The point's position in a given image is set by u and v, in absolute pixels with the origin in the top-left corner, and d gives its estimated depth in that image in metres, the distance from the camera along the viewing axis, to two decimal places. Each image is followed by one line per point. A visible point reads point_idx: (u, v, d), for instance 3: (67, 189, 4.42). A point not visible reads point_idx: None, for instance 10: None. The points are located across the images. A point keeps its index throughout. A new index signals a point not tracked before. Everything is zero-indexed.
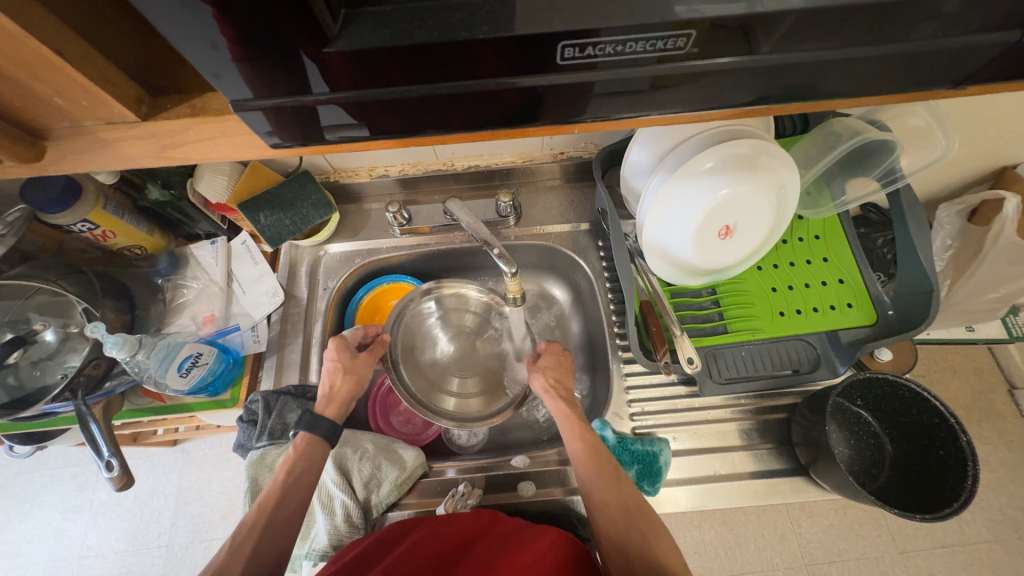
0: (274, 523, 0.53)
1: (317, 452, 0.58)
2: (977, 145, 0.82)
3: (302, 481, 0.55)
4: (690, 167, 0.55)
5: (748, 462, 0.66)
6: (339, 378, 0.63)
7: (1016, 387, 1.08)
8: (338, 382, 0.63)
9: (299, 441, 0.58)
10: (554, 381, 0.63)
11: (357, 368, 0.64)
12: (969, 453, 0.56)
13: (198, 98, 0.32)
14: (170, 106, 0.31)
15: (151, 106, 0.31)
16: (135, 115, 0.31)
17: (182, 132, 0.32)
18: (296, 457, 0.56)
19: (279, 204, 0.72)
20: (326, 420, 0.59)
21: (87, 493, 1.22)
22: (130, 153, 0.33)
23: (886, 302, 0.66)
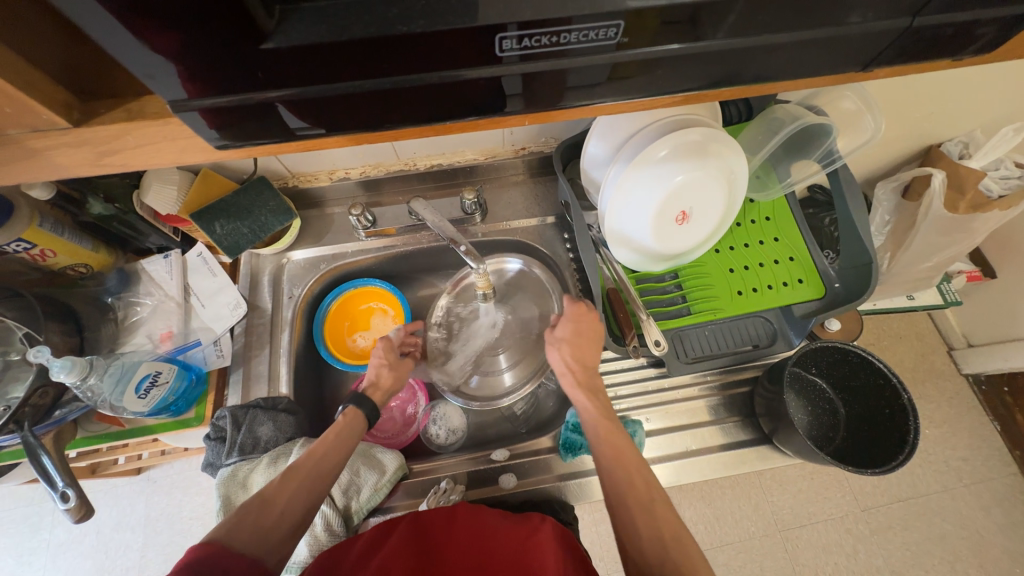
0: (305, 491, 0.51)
1: (357, 430, 0.59)
2: (905, 126, 0.89)
3: (340, 454, 0.56)
4: (645, 156, 0.57)
5: (717, 436, 0.69)
6: (385, 373, 0.66)
7: (954, 348, 1.17)
8: (386, 379, 0.66)
9: (345, 415, 0.59)
10: (571, 357, 0.62)
11: (400, 369, 0.68)
12: (911, 408, 0.60)
13: (134, 102, 0.30)
14: (105, 112, 0.30)
15: (83, 113, 0.30)
16: (66, 122, 0.29)
17: (119, 138, 0.31)
18: (340, 430, 0.57)
19: (234, 212, 0.69)
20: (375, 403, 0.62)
21: (44, 533, 1.14)
22: (63, 163, 0.31)
23: (832, 275, 0.70)
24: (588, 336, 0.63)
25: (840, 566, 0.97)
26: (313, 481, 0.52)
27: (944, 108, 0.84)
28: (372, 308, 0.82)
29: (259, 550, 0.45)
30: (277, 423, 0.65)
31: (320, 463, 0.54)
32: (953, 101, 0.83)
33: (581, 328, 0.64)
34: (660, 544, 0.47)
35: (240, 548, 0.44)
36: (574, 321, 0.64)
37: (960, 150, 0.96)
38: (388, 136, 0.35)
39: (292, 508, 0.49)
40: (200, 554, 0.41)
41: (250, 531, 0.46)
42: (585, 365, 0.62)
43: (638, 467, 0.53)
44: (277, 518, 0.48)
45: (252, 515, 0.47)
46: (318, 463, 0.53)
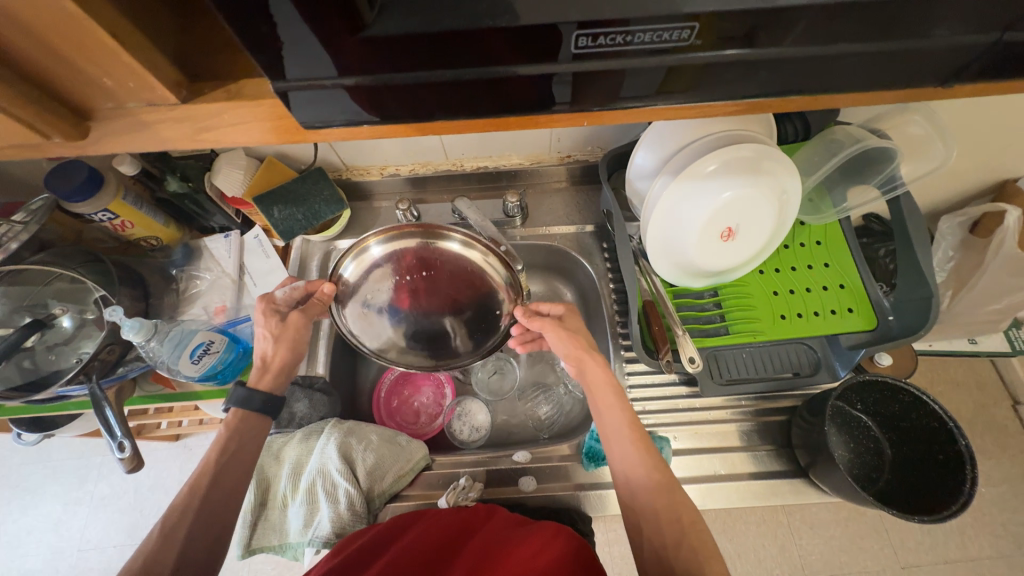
0: (211, 507, 0.52)
1: (247, 431, 0.57)
2: (978, 157, 0.84)
3: (237, 462, 0.55)
4: (694, 169, 0.56)
5: (748, 463, 0.66)
6: (273, 348, 0.61)
7: (1019, 401, 1.08)
8: (271, 353, 0.61)
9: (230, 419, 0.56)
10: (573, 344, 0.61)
11: (290, 329, 0.62)
12: (968, 456, 0.56)
13: (233, 84, 0.33)
14: (208, 92, 0.33)
15: (190, 91, 0.33)
16: (175, 98, 0.32)
17: (216, 116, 0.34)
18: (227, 438, 0.55)
19: (292, 198, 0.74)
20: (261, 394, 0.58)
21: (89, 485, 1.23)
22: (166, 136, 0.35)
23: (886, 307, 0.67)
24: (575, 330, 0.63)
25: None
26: (205, 511, 0.52)
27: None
28: None
29: None
30: (311, 401, 0.69)
31: (220, 476, 0.54)
32: None
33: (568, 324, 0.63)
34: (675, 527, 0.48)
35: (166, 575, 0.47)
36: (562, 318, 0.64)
37: None
38: (449, 130, 0.37)
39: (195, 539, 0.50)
40: None
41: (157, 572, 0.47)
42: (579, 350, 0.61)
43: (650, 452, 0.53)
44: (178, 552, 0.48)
45: (164, 543, 0.49)
46: (210, 489, 0.52)
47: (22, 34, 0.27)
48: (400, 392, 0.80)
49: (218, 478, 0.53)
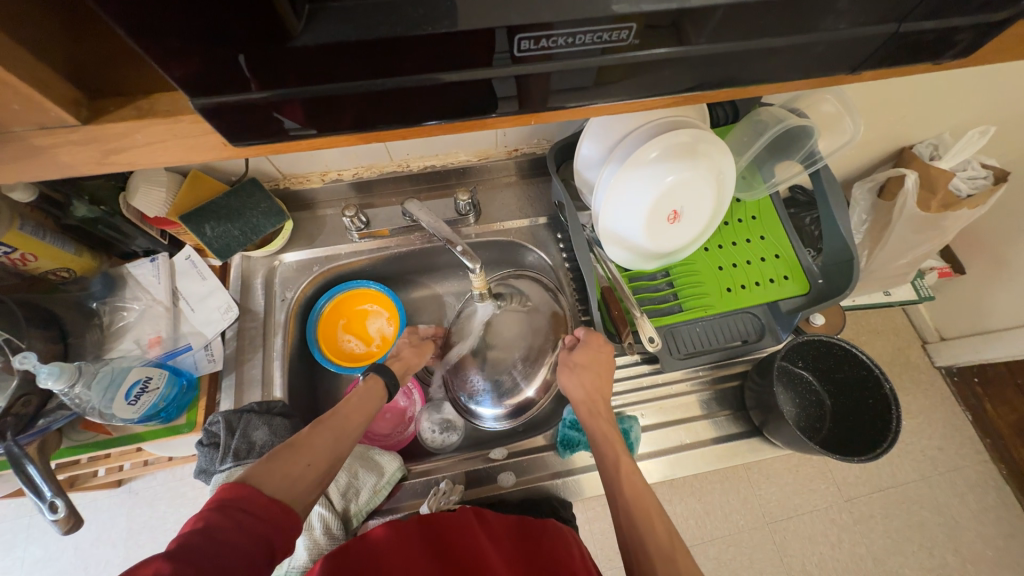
0: (336, 439, 0.55)
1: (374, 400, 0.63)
2: (881, 129, 0.94)
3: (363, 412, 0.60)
4: (637, 157, 0.58)
5: (710, 429, 0.71)
6: (407, 350, 0.75)
7: (927, 341, 1.23)
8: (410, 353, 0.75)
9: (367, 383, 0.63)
10: (590, 387, 0.64)
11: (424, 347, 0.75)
12: (892, 398, 0.63)
13: (144, 99, 0.30)
14: (113, 109, 0.30)
15: (91, 110, 0.30)
16: (75, 119, 0.29)
17: (126, 136, 0.30)
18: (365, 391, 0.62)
19: (226, 214, 0.68)
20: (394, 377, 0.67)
21: (19, 551, 1.09)
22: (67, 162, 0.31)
23: (816, 272, 0.73)
24: (601, 364, 0.66)
25: (826, 555, 1.01)
26: (340, 435, 0.56)
27: (918, 110, 0.89)
28: (367, 309, 0.81)
29: (290, 495, 0.47)
30: (271, 427, 0.63)
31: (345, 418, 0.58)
32: (923, 106, 0.88)
33: (597, 355, 0.66)
34: None
35: (274, 492, 0.47)
36: (591, 348, 0.66)
37: (931, 151, 1.01)
38: (390, 136, 0.36)
39: (319, 459, 0.52)
40: (234, 497, 0.44)
41: (281, 475, 0.48)
42: (598, 394, 0.64)
43: (646, 492, 0.56)
44: (307, 463, 0.51)
45: (297, 451, 0.51)
46: (340, 423, 0.57)
47: None
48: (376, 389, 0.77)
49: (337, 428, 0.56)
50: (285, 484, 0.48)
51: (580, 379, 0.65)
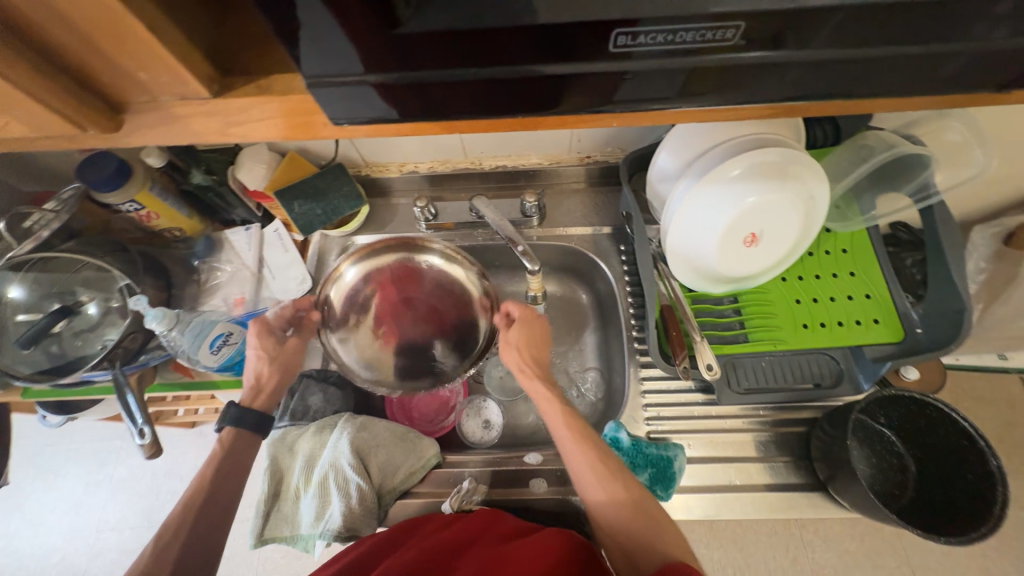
0: (209, 509, 0.56)
1: (244, 449, 0.60)
2: (1019, 166, 0.81)
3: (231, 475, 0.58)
4: (718, 173, 0.55)
5: (764, 474, 0.65)
6: (266, 365, 0.64)
7: None
8: (265, 374, 0.64)
9: (224, 437, 0.60)
10: (525, 358, 0.64)
11: (278, 354, 0.65)
12: (999, 478, 0.54)
13: (264, 78, 0.33)
14: (239, 86, 0.33)
15: (222, 85, 0.33)
16: (208, 92, 0.33)
17: (247, 110, 0.34)
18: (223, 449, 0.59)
19: (312, 194, 0.74)
20: (256, 415, 0.61)
21: (109, 468, 1.26)
22: (197, 129, 0.35)
23: (914, 320, 0.64)
24: (540, 335, 0.66)
25: None
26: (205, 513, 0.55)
27: None
28: None
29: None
30: (325, 394, 0.70)
31: (213, 488, 0.57)
32: None
33: (532, 328, 0.66)
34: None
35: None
36: (525, 322, 0.66)
37: None
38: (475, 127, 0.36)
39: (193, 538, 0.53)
40: None
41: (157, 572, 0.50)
42: (538, 362, 0.65)
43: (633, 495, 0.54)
44: (181, 549, 0.52)
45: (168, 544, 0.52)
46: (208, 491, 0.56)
47: (64, 28, 0.27)
48: None
49: (213, 492, 0.57)
50: (187, 561, 0.52)
51: (516, 351, 0.64)
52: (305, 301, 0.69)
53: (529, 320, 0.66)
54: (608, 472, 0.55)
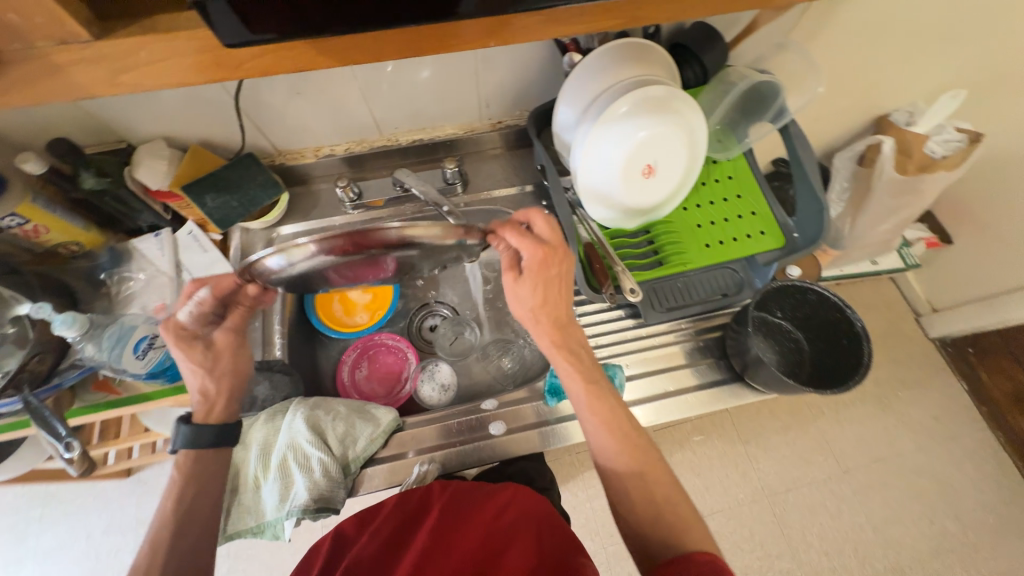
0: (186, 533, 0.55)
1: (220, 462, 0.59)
2: (855, 96, 0.98)
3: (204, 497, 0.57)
4: (609, 113, 0.62)
5: (693, 377, 0.74)
6: (207, 380, 0.58)
7: (921, 314, 1.52)
8: (208, 386, 0.58)
9: (181, 463, 0.57)
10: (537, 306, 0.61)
11: (212, 354, 0.58)
12: (865, 336, 0.66)
13: (148, 21, 0.34)
14: (122, 29, 0.33)
15: (102, 29, 0.33)
16: (89, 36, 0.32)
17: (134, 55, 0.34)
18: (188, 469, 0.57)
19: (225, 186, 0.73)
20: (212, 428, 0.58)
21: (30, 541, 1.12)
22: (84, 81, 0.34)
23: (792, 227, 0.76)
24: (557, 287, 0.61)
25: None
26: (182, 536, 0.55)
27: (889, 76, 0.93)
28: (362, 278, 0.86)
29: None
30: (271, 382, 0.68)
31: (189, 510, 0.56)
32: (893, 71, 0.92)
33: (549, 281, 0.61)
34: (651, 509, 0.55)
35: None
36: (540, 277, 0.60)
37: (907, 118, 1.05)
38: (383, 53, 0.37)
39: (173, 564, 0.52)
40: None
41: None
42: (555, 319, 0.63)
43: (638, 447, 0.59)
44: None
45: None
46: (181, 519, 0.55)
47: None
48: (371, 342, 0.81)
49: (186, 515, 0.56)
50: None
51: (530, 296, 0.61)
52: (222, 287, 0.57)
53: (542, 270, 0.60)
54: (613, 417, 0.60)
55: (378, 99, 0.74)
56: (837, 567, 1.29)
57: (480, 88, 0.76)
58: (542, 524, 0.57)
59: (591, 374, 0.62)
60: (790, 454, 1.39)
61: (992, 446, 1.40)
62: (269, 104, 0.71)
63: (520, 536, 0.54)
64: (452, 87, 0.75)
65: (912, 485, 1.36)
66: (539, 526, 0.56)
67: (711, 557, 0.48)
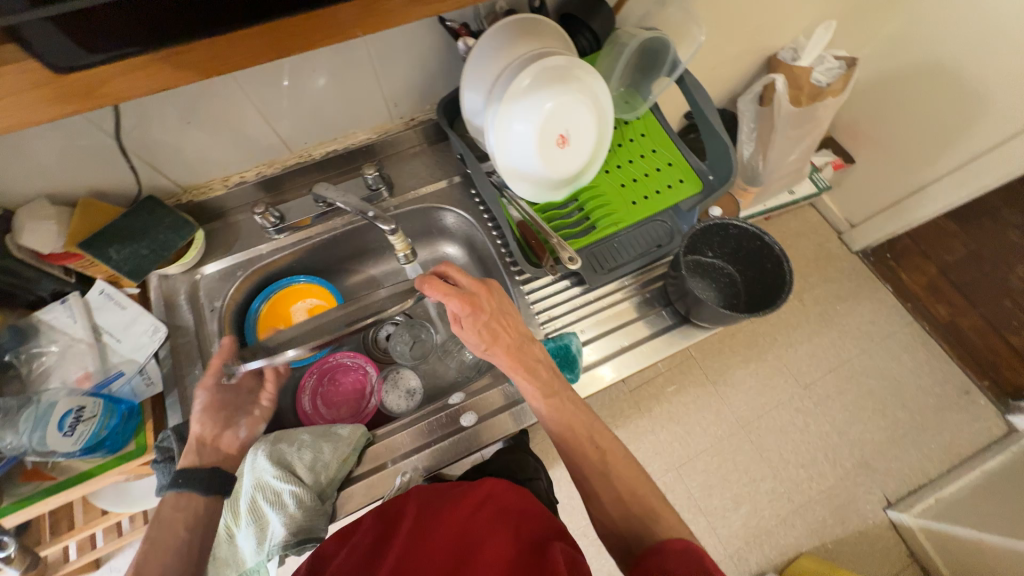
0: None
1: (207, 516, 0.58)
2: (742, 40, 1.05)
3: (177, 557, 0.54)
4: (511, 91, 0.63)
5: (644, 328, 0.77)
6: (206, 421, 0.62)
7: (843, 232, 1.66)
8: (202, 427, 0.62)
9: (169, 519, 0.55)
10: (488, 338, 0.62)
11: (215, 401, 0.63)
12: (783, 257, 0.71)
13: None
14: None
15: None
16: None
17: None
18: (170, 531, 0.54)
19: (130, 235, 0.68)
20: (203, 470, 0.59)
21: None
22: None
23: (705, 169, 0.80)
24: (497, 313, 0.63)
25: None
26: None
27: (767, 17, 1.00)
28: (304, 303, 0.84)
29: None
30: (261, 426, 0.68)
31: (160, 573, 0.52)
32: (770, 11, 0.99)
33: (486, 314, 0.62)
34: (625, 509, 0.57)
35: None
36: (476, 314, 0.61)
37: (793, 54, 1.13)
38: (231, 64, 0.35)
39: None
40: None
41: None
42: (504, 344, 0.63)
43: (617, 453, 0.62)
44: None
45: None
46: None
47: None
48: (328, 363, 0.80)
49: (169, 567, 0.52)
50: None
51: (476, 334, 0.62)
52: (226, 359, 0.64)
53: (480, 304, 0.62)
54: (587, 430, 0.62)
55: (278, 115, 0.72)
56: (814, 474, 1.40)
57: (382, 87, 0.75)
58: (520, 518, 0.56)
59: (550, 389, 0.62)
60: (755, 383, 1.49)
61: (920, 334, 1.56)
62: (160, 139, 0.66)
63: (497, 531, 0.54)
64: (354, 90, 0.73)
65: (862, 385, 1.49)
66: (517, 515, 0.57)
67: (686, 542, 0.50)
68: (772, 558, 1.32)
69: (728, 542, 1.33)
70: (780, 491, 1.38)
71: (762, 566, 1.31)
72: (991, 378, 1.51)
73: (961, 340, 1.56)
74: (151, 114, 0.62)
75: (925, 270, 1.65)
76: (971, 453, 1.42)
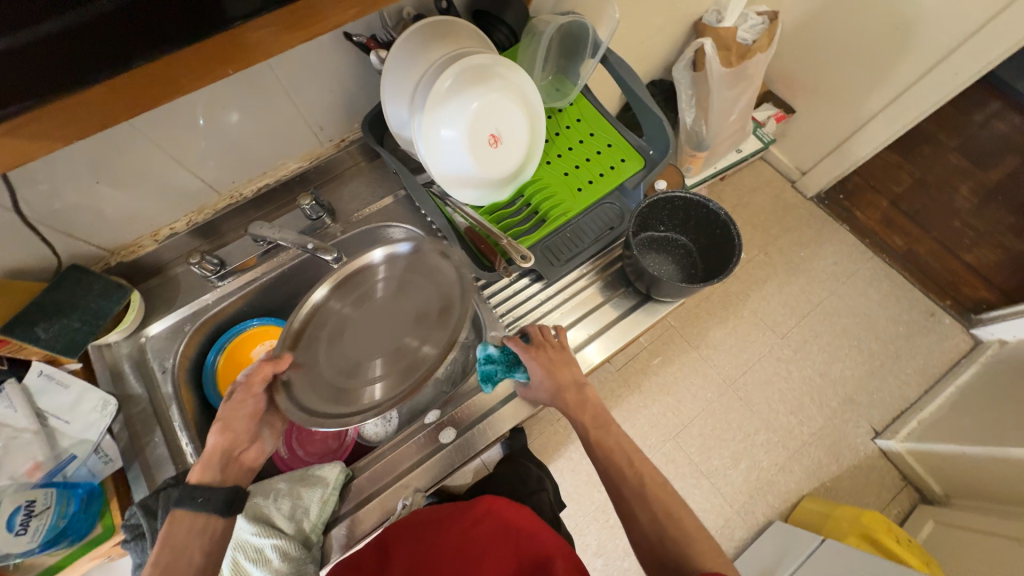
0: None
1: None
2: (663, 10, 1.05)
3: None
4: (432, 98, 0.62)
5: (610, 311, 0.78)
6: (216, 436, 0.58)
7: (796, 181, 1.70)
8: (219, 441, 0.58)
9: None
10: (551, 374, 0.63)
11: (236, 409, 0.60)
12: (730, 221, 0.72)
13: None
14: None
15: None
16: None
17: None
18: None
19: (57, 310, 0.63)
20: (220, 492, 0.54)
21: None
22: None
23: (645, 146, 0.81)
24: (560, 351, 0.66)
25: None
26: None
27: None
28: (261, 347, 0.80)
29: None
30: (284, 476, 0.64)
31: None
32: None
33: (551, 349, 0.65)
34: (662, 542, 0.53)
35: None
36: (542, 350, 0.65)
37: (717, 16, 1.14)
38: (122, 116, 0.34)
39: None
40: None
41: None
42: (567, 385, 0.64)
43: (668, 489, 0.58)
44: None
45: None
46: None
47: None
48: None
49: None
50: None
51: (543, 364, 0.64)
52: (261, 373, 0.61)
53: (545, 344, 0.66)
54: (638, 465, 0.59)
55: (197, 158, 0.68)
56: (803, 419, 1.44)
57: (303, 112, 0.72)
58: (519, 536, 0.56)
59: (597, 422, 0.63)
60: (735, 341, 1.52)
61: (881, 267, 1.62)
62: (71, 204, 0.62)
63: (496, 550, 0.55)
64: (273, 120, 0.70)
65: (835, 325, 1.54)
66: (513, 530, 0.57)
67: None
68: (777, 507, 1.35)
69: (734, 499, 1.35)
70: (774, 441, 1.41)
71: (768, 515, 1.34)
72: (951, 296, 1.57)
73: (920, 266, 1.62)
74: (54, 179, 0.58)
75: (877, 205, 1.71)
76: (944, 371, 1.48)
